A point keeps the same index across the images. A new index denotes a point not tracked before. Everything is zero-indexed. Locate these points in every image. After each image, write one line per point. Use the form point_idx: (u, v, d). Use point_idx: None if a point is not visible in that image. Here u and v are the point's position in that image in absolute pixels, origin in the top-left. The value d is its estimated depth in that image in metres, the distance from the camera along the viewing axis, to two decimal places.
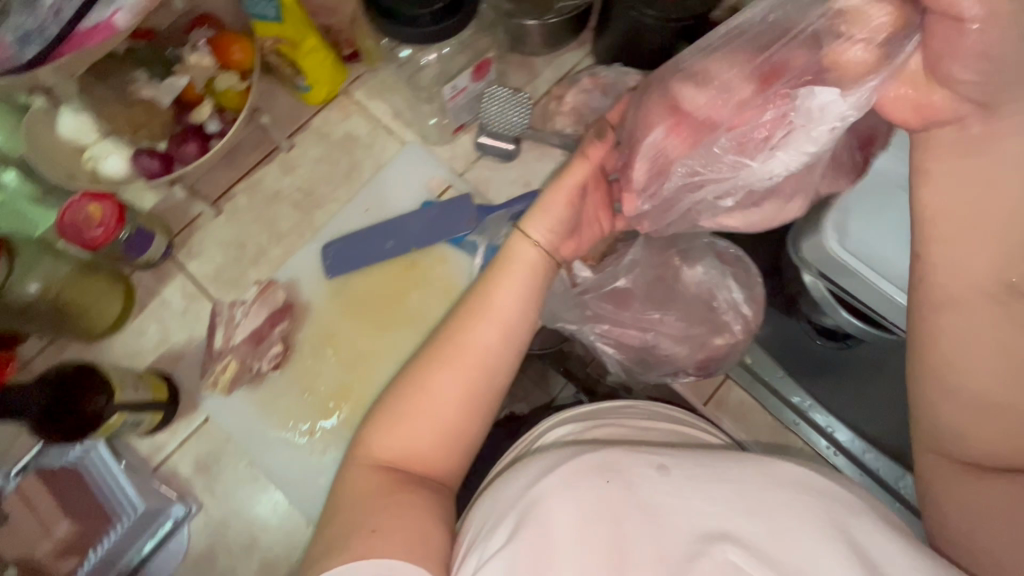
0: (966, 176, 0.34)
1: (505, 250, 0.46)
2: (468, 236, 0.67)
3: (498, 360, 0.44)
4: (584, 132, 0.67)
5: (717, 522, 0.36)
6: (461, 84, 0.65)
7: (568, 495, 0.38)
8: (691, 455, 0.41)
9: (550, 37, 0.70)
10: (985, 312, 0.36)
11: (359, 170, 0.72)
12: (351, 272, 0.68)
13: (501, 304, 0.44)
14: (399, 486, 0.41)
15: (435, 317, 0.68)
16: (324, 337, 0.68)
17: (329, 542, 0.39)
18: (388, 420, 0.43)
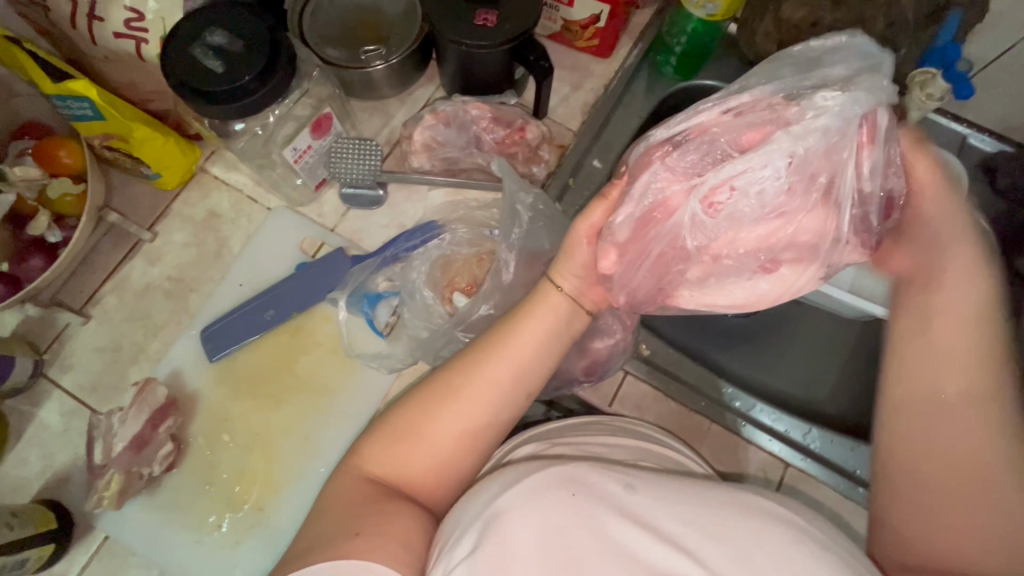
0: (919, 308, 0.47)
1: (532, 296, 0.53)
2: (332, 293, 0.69)
3: (505, 404, 0.50)
4: (441, 166, 0.73)
5: (672, 532, 0.42)
6: (303, 144, 0.67)
7: (533, 505, 0.42)
8: (664, 480, 0.46)
9: (391, 79, 0.75)
10: (961, 409, 0.44)
11: (228, 246, 0.73)
12: (234, 350, 0.68)
13: (516, 350, 0.51)
14: (384, 496, 0.47)
15: (330, 380, 0.68)
16: (217, 423, 0.66)
17: (313, 540, 0.45)
18: (387, 436, 0.50)
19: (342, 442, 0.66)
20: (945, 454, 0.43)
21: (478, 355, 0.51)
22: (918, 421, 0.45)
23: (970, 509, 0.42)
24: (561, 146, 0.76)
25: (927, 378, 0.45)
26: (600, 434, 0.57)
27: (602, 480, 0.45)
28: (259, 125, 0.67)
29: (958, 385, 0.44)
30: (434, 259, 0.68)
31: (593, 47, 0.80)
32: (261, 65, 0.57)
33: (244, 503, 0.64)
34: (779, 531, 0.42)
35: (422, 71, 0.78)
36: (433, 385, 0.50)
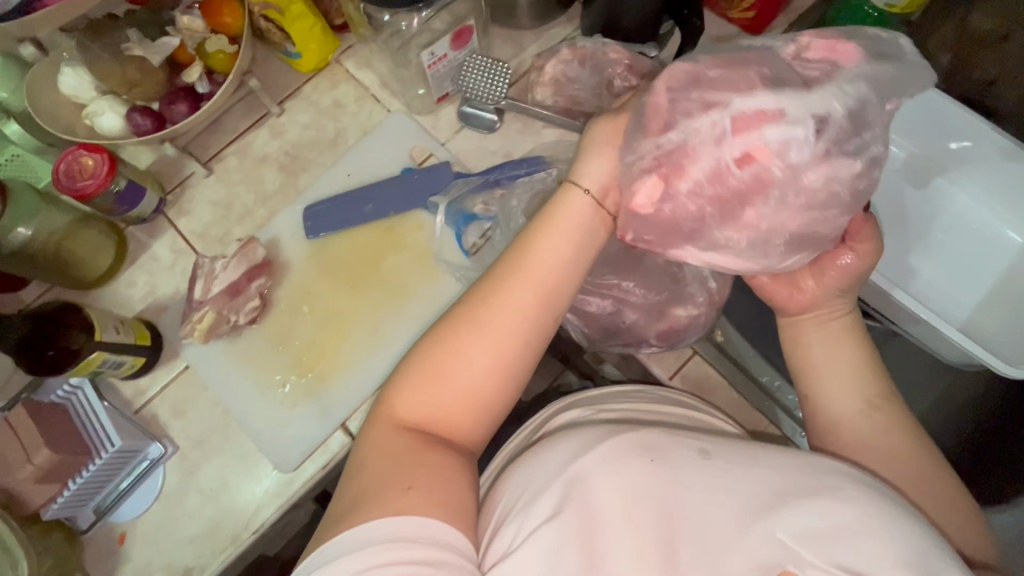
0: (827, 342, 0.53)
1: (553, 207, 0.52)
2: (433, 199, 0.71)
3: (527, 329, 0.49)
4: (564, 103, 0.72)
5: (759, 502, 0.40)
6: (440, 50, 0.68)
7: (613, 469, 0.43)
8: (738, 446, 0.45)
9: (537, 9, 0.75)
10: (874, 421, 0.50)
11: (344, 136, 0.77)
12: (330, 233, 0.72)
13: (535, 270, 0.50)
14: (426, 445, 0.46)
15: (407, 277, 0.70)
16: (301, 296, 0.70)
17: (358, 497, 0.43)
18: (414, 378, 0.49)
19: (404, 338, 0.69)
20: (886, 448, 0.49)
21: (496, 280, 0.50)
22: (850, 427, 0.50)
23: (921, 489, 0.47)
24: None
25: (833, 396, 0.52)
26: (646, 403, 0.57)
27: (677, 449, 0.44)
28: (405, 22, 0.67)
29: (858, 398, 0.51)
30: (535, 193, 0.68)
31: (746, 20, 0.75)
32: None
33: (309, 371, 0.68)
34: (862, 514, 0.38)
35: (565, 9, 0.77)
36: (453, 320, 0.50)
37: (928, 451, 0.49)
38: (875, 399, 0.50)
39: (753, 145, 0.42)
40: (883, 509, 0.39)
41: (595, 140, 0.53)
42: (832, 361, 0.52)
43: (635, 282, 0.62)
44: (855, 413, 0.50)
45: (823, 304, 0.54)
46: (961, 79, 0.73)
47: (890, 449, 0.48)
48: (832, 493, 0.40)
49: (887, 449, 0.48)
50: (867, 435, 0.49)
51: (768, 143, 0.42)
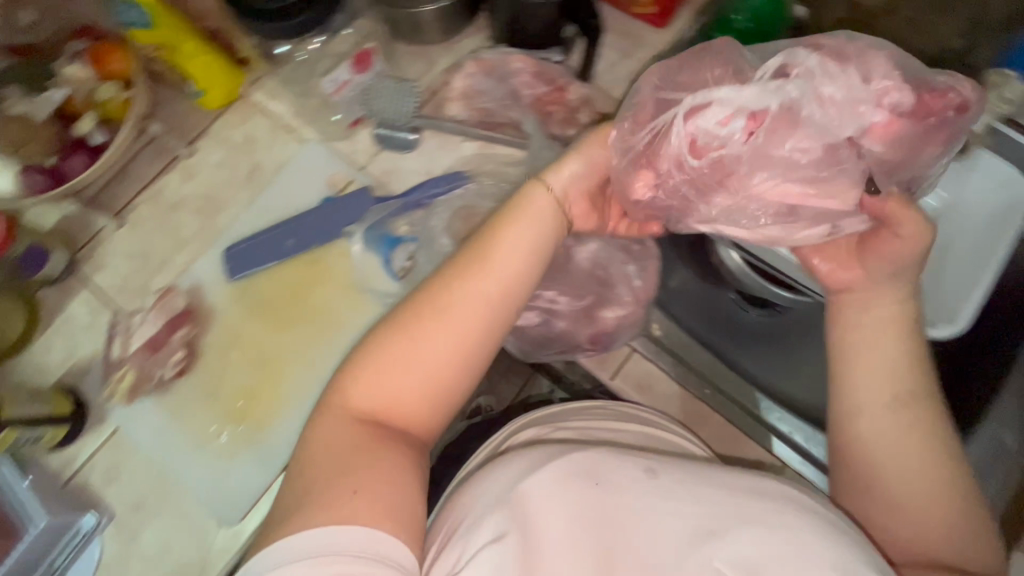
0: (868, 329, 0.51)
1: (518, 207, 0.52)
2: (347, 228, 0.70)
3: (486, 322, 0.48)
4: (477, 116, 0.72)
5: (702, 523, 0.41)
6: (339, 77, 0.74)
7: (559, 495, 0.42)
8: (683, 465, 0.46)
9: (440, 24, 0.74)
10: (888, 416, 0.49)
11: (260, 171, 0.75)
12: (252, 273, 0.70)
13: (497, 265, 0.49)
14: (378, 441, 0.45)
15: (337, 311, 0.69)
16: (229, 340, 0.68)
17: (305, 488, 0.43)
18: (368, 366, 0.47)
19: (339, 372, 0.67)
20: (905, 447, 0.48)
21: (456, 270, 0.49)
22: (873, 418, 0.49)
23: (928, 504, 0.47)
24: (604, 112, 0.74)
25: (862, 383, 0.50)
26: (601, 420, 0.56)
27: (623, 470, 0.44)
28: (300, 53, 0.76)
29: (887, 390, 0.49)
30: (455, 210, 0.68)
31: (649, 15, 0.78)
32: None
33: (245, 418, 0.66)
34: (798, 541, 0.39)
35: (471, 20, 0.77)
36: (412, 308, 0.48)
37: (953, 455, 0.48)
38: (901, 395, 0.49)
39: (693, 130, 0.47)
40: (826, 534, 0.40)
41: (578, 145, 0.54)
42: (878, 352, 0.50)
43: (561, 290, 0.62)
44: (879, 404, 0.49)
45: (870, 285, 0.52)
46: None
47: (919, 455, 0.48)
48: (772, 518, 0.41)
49: (909, 447, 0.48)
50: (885, 429, 0.49)
51: (704, 129, 0.46)
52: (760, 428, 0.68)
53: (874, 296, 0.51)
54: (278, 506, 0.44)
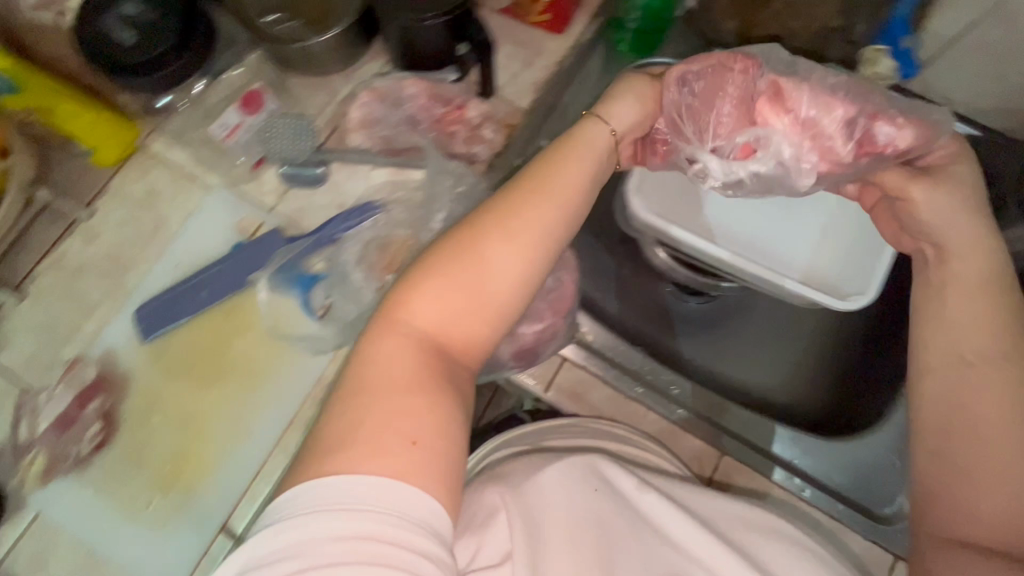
0: (969, 290, 0.52)
1: (574, 134, 0.55)
2: (254, 275, 0.68)
3: (540, 247, 0.50)
4: (382, 144, 0.71)
5: (672, 526, 0.54)
6: (232, 121, 0.72)
7: (568, 492, 0.55)
8: (662, 476, 0.60)
9: (333, 53, 0.72)
10: (995, 374, 0.49)
11: (166, 225, 0.72)
12: (167, 332, 0.68)
13: (554, 193, 0.51)
14: (438, 363, 0.46)
15: (260, 360, 0.67)
16: (149, 404, 0.66)
17: (354, 411, 0.43)
18: (430, 288, 0.47)
19: (270, 423, 0.66)
20: (977, 416, 0.49)
21: (520, 192, 0.51)
22: (971, 373, 0.50)
23: (1012, 467, 0.47)
24: (510, 124, 0.73)
25: (963, 336, 0.51)
26: (583, 436, 0.63)
27: (619, 478, 0.57)
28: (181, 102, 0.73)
29: (985, 344, 0.50)
30: (366, 241, 0.66)
31: (546, 22, 0.77)
32: (173, 38, 0.58)
33: (176, 484, 0.64)
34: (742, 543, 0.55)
35: (367, 45, 0.75)
36: (477, 225, 0.49)
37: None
38: (970, 357, 0.50)
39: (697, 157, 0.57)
40: (750, 521, 0.58)
41: (625, 88, 0.58)
42: (973, 316, 0.51)
43: None
44: (965, 361, 0.50)
45: (950, 249, 0.54)
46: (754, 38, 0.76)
47: (991, 419, 0.48)
48: (720, 525, 0.56)
49: (984, 412, 0.49)
50: (971, 385, 0.50)
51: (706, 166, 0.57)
52: (695, 420, 0.69)
53: (959, 257, 0.53)
54: (317, 436, 0.43)
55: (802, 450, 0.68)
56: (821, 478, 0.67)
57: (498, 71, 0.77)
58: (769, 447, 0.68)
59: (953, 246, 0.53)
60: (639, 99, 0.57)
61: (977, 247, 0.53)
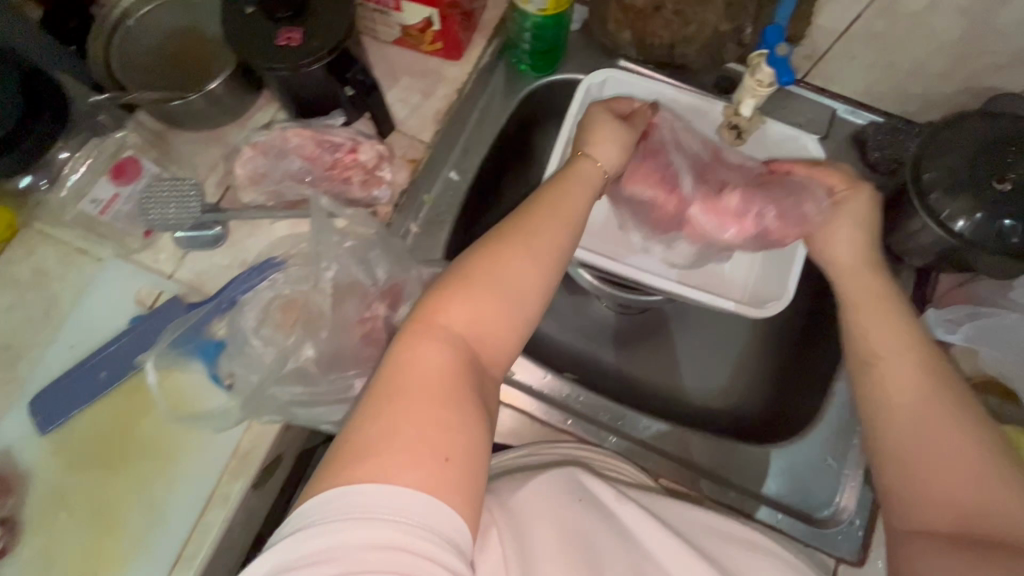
0: (862, 298, 0.56)
1: (570, 163, 0.59)
2: (140, 357, 0.64)
3: (555, 264, 0.52)
4: (277, 197, 0.68)
5: (656, 533, 0.53)
6: (104, 195, 0.68)
7: (553, 503, 0.52)
8: (648, 494, 0.61)
9: (218, 106, 0.69)
10: (903, 368, 0.52)
11: (58, 305, 0.68)
12: (68, 421, 0.64)
13: (568, 213, 0.55)
14: (468, 370, 0.47)
15: (170, 439, 0.63)
16: (55, 501, 0.62)
17: (384, 422, 0.42)
18: (463, 294, 0.48)
19: (186, 505, 0.62)
20: (903, 412, 0.50)
21: (538, 212, 0.54)
22: (883, 371, 0.52)
23: (946, 450, 0.48)
24: (414, 160, 0.71)
25: (866, 336, 0.54)
26: (570, 448, 0.65)
27: (602, 490, 0.56)
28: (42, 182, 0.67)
29: (879, 343, 0.53)
30: (266, 303, 0.62)
31: (439, 50, 0.75)
32: (15, 114, 0.61)
33: None
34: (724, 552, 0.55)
35: (256, 93, 0.72)
36: (503, 234, 0.52)
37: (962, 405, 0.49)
38: (872, 359, 0.53)
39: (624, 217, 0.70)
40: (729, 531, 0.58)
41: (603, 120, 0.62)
42: (874, 319, 0.54)
43: None
44: (872, 361, 0.53)
45: (844, 267, 0.59)
46: (650, 48, 0.76)
47: (917, 412, 0.50)
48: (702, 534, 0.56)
49: (910, 405, 0.50)
50: (891, 383, 0.52)
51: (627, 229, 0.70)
52: (629, 445, 0.68)
53: (848, 275, 0.59)
54: (347, 445, 0.42)
55: (738, 463, 0.68)
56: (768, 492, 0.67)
57: (398, 106, 0.74)
58: (705, 464, 0.68)
59: (839, 263, 0.60)
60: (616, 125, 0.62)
61: (863, 264, 0.59)
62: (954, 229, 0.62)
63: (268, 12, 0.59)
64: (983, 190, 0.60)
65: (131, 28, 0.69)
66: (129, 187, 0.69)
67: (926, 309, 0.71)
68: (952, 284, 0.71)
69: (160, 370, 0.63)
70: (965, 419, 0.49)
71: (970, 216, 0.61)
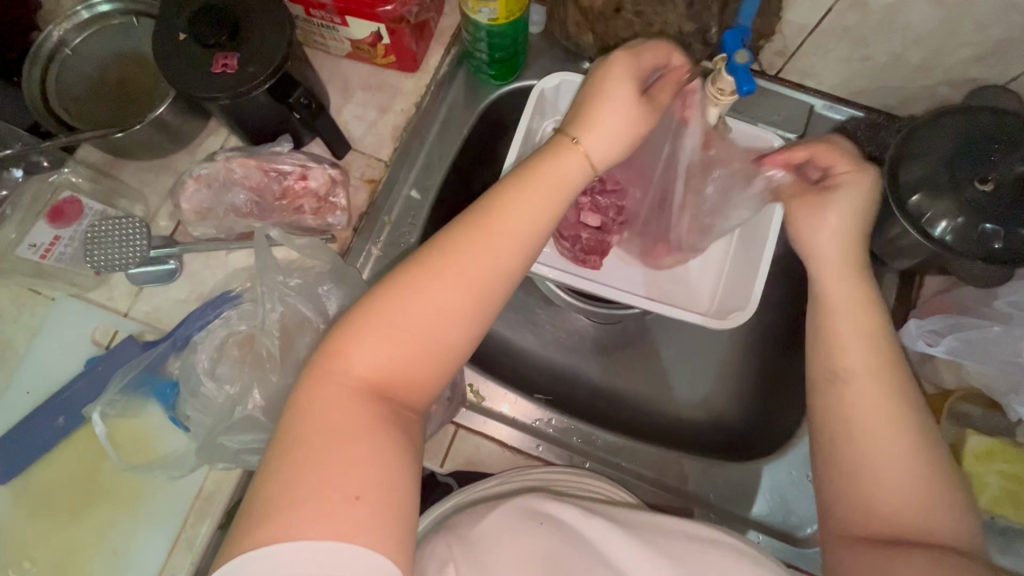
0: (843, 303, 0.52)
1: (547, 159, 0.50)
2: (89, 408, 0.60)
3: (491, 281, 0.46)
4: (230, 228, 0.66)
5: (611, 543, 0.49)
6: (45, 239, 0.66)
7: (514, 535, 0.49)
8: (617, 506, 0.57)
9: (165, 133, 0.66)
10: (875, 386, 0.49)
11: (12, 349, 0.66)
12: (27, 468, 0.62)
13: (502, 221, 0.48)
14: (379, 408, 0.43)
15: (130, 484, 0.62)
16: (19, 552, 0.61)
17: (288, 471, 0.39)
18: (374, 327, 0.44)
19: (148, 551, 0.60)
20: (856, 428, 0.48)
21: (471, 223, 0.47)
22: (851, 387, 0.49)
23: (909, 466, 0.46)
24: (372, 180, 0.70)
25: (840, 351, 0.51)
26: (548, 470, 0.63)
27: (565, 510, 0.53)
28: None
29: (847, 356, 0.50)
30: (221, 341, 0.60)
31: (393, 63, 0.72)
32: None
33: None
34: (700, 541, 0.51)
35: (205, 119, 0.69)
36: (428, 252, 0.47)
37: (927, 429, 0.48)
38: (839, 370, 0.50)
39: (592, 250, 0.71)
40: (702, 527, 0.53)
41: (610, 82, 0.52)
42: (854, 328, 0.51)
43: None
44: (839, 377, 0.50)
45: (834, 258, 0.54)
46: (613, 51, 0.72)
47: (883, 428, 0.47)
48: (673, 531, 0.52)
49: (873, 421, 0.48)
50: (864, 397, 0.48)
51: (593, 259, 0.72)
52: (605, 470, 0.67)
53: (829, 275, 0.54)
54: (258, 498, 0.39)
55: (715, 482, 0.66)
56: (746, 511, 0.65)
57: (353, 123, 0.72)
58: (683, 484, 0.67)
59: (826, 263, 0.55)
60: (629, 111, 0.52)
61: (856, 275, 0.53)
62: (936, 234, 0.58)
63: (199, 38, 0.56)
64: (963, 190, 0.57)
65: (68, 58, 0.66)
66: (70, 229, 0.66)
67: (910, 314, 0.68)
68: (937, 289, 0.68)
69: (112, 418, 0.61)
70: (898, 433, 0.47)
71: (952, 219, 0.58)
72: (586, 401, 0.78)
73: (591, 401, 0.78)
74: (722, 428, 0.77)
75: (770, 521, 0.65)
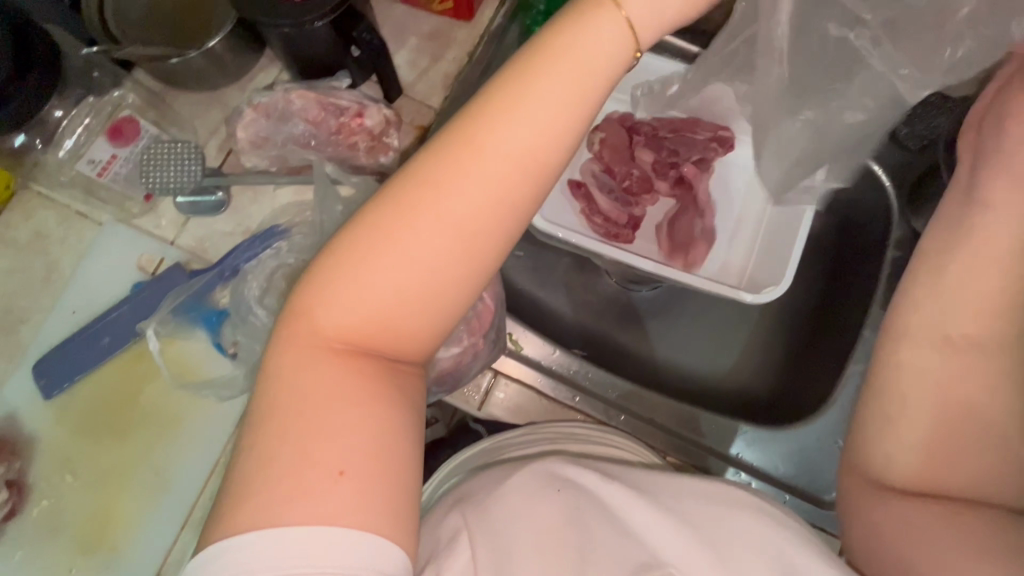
0: (986, 251, 0.47)
1: (558, 40, 0.38)
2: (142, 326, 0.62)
3: (488, 210, 0.37)
4: (284, 162, 0.66)
5: (633, 527, 0.46)
6: (100, 157, 0.66)
7: (531, 500, 0.48)
8: (631, 471, 0.54)
9: (218, 66, 0.65)
10: (968, 361, 0.45)
11: (59, 270, 0.66)
12: (71, 384, 0.63)
13: (497, 134, 0.37)
14: (357, 366, 0.36)
15: (173, 406, 0.63)
16: (60, 465, 0.62)
17: (268, 446, 0.34)
18: (342, 276, 0.36)
19: (191, 472, 0.62)
20: (923, 396, 0.45)
21: (457, 139, 0.37)
22: (931, 359, 0.46)
23: (963, 441, 0.44)
24: (422, 127, 0.70)
25: (952, 314, 0.46)
26: (566, 426, 0.63)
27: (582, 475, 0.51)
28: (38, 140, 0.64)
29: (988, 330, 0.45)
30: (270, 272, 0.60)
31: (449, 10, 0.71)
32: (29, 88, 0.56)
33: (99, 546, 0.61)
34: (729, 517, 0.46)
35: (259, 52, 0.69)
36: (406, 183, 0.37)
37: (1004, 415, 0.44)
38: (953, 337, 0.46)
39: (624, 215, 0.74)
40: (736, 502, 0.48)
41: None
42: (988, 290, 0.46)
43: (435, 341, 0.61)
44: (948, 341, 0.46)
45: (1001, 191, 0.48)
46: None
47: (953, 398, 0.45)
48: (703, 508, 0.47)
49: (950, 388, 0.45)
50: (942, 368, 0.45)
51: (629, 222, 0.74)
52: (637, 424, 0.68)
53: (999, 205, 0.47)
54: (245, 457, 0.35)
55: (747, 442, 0.68)
56: (772, 471, 0.67)
57: (405, 69, 0.71)
58: (711, 444, 0.68)
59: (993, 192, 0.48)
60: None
61: (1021, 233, 0.46)
62: None
63: None
64: None
65: None
66: (127, 148, 0.66)
67: None
68: None
69: (162, 338, 0.62)
70: (972, 411, 0.45)
71: None
72: (619, 360, 0.80)
73: (624, 362, 0.80)
74: (749, 392, 0.78)
75: (797, 483, 0.67)
